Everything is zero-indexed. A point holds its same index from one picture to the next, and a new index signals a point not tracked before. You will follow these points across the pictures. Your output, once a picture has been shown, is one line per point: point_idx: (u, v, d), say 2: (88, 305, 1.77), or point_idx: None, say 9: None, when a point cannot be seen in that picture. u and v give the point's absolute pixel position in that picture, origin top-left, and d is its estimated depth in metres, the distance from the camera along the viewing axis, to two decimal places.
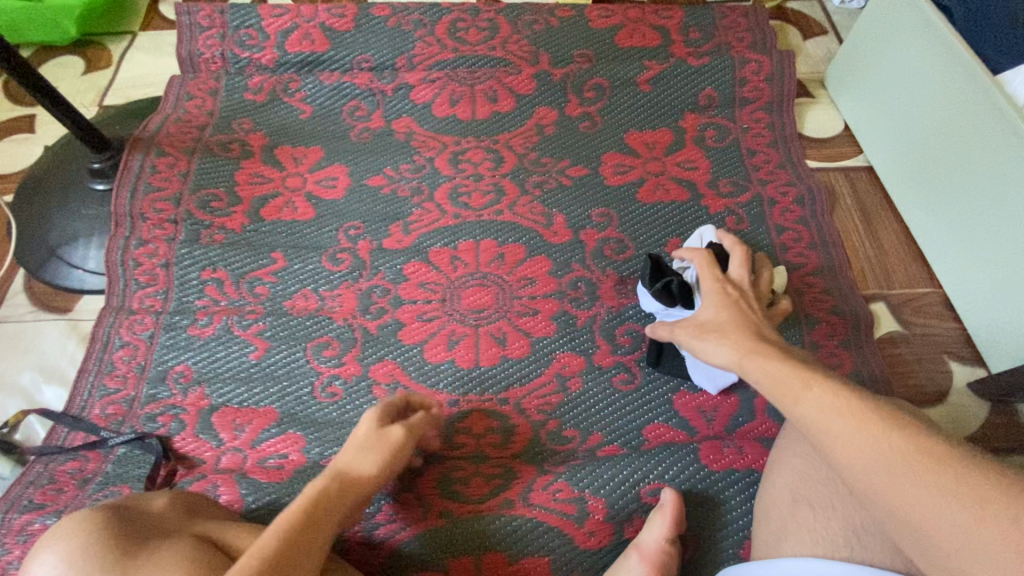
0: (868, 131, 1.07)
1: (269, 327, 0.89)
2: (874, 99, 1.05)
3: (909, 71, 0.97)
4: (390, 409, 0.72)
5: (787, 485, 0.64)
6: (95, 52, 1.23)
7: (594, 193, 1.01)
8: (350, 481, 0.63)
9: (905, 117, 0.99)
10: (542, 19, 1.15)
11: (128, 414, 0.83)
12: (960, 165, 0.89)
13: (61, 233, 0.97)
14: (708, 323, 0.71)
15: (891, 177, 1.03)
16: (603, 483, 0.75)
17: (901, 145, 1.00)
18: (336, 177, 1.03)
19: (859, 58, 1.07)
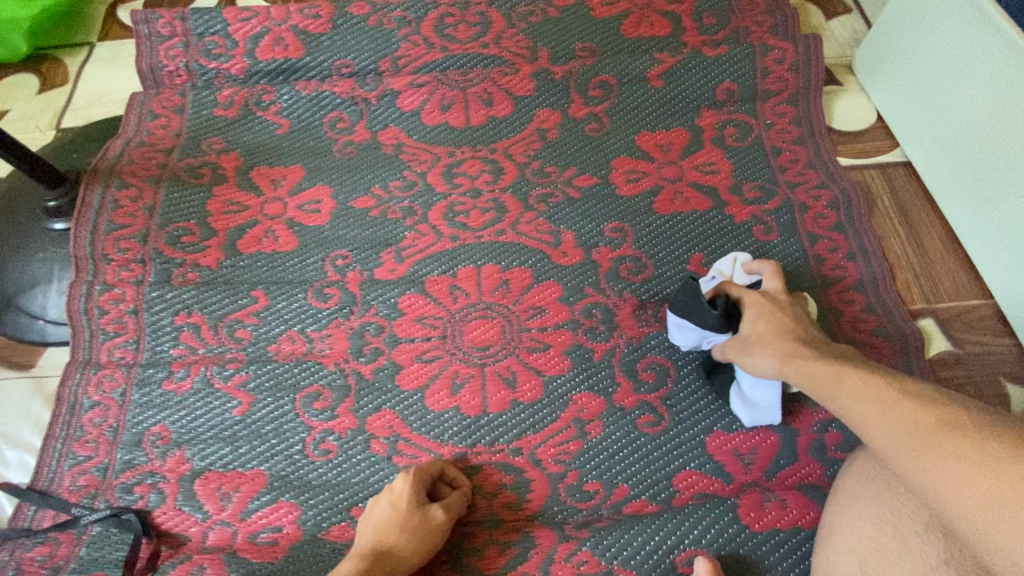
0: (902, 124, 0.96)
1: (253, 377, 0.81)
2: (909, 89, 0.94)
3: (949, 57, 0.87)
4: (427, 475, 0.72)
5: (852, 555, 0.57)
6: (50, 68, 1.11)
7: (606, 206, 0.91)
8: (394, 558, 0.65)
9: (944, 110, 0.89)
10: (539, 10, 1.04)
11: (101, 485, 0.75)
12: (1012, 163, 0.79)
13: (17, 280, 0.87)
14: (749, 336, 0.69)
15: (933, 177, 0.92)
16: (633, 551, 0.67)
17: (943, 140, 0.89)
18: (319, 200, 0.93)
19: (891, 44, 0.97)
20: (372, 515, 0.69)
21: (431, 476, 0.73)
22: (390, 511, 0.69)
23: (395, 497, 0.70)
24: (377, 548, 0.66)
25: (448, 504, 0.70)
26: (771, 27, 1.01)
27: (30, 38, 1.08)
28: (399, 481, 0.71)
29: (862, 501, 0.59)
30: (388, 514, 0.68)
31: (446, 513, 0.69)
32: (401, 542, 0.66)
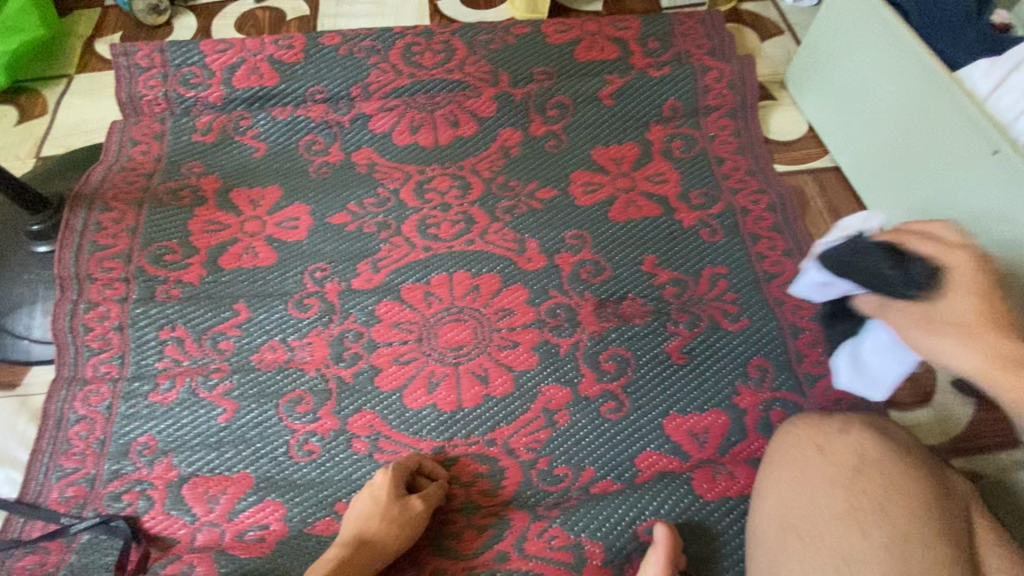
0: (833, 132, 1.06)
1: (237, 385, 0.85)
2: (837, 100, 1.03)
3: (869, 70, 0.95)
4: (405, 469, 0.77)
5: (772, 511, 0.64)
6: (29, 99, 1.15)
7: (566, 215, 0.99)
8: (373, 545, 0.70)
9: (868, 117, 0.98)
10: (499, 38, 1.12)
11: (90, 495, 0.77)
12: (932, 163, 0.88)
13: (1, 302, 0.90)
14: (945, 311, 0.54)
15: (861, 179, 1.01)
16: (599, 524, 0.73)
17: (869, 145, 0.98)
18: (297, 217, 0.98)
19: (819, 58, 1.05)
20: (355, 506, 0.74)
21: (409, 470, 0.77)
22: (369, 502, 0.73)
23: (375, 491, 0.74)
24: (358, 536, 0.70)
25: (425, 494, 0.74)
26: (709, 49, 1.12)
27: (9, 72, 1.11)
28: (378, 476, 0.75)
29: (782, 465, 0.66)
30: (368, 505, 0.73)
31: (423, 502, 0.73)
32: (380, 530, 0.71)
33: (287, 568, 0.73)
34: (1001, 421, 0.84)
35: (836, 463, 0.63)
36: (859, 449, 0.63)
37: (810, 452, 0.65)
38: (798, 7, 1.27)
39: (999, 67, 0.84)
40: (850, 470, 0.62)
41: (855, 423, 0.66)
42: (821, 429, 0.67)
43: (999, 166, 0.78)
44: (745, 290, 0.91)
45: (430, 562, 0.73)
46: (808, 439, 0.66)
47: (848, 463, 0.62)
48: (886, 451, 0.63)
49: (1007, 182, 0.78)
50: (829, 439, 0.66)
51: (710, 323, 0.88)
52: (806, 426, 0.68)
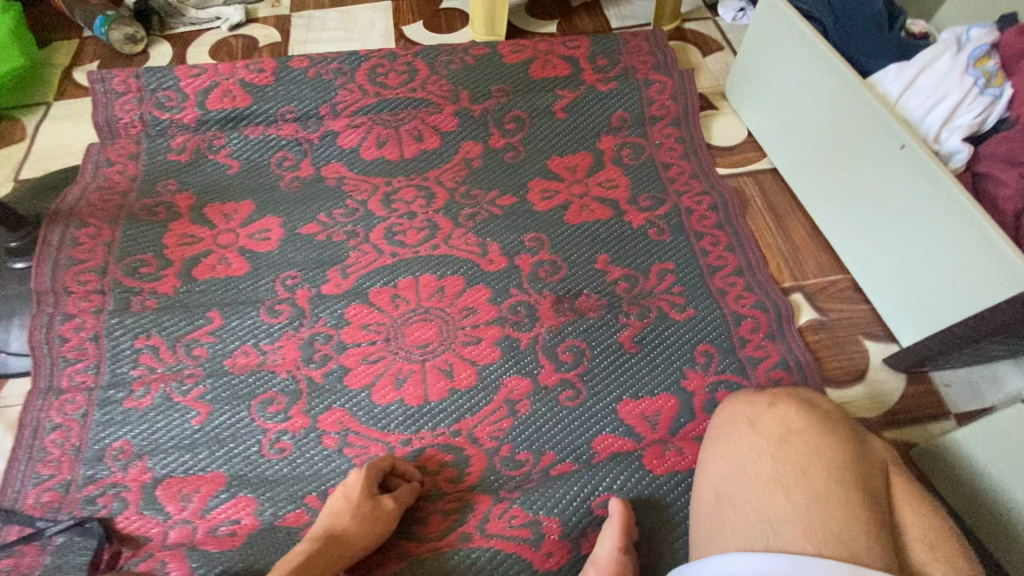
0: (770, 138, 1.14)
1: (210, 389, 0.88)
2: (770, 108, 1.12)
3: (794, 81, 1.05)
4: (379, 469, 0.78)
5: (710, 483, 0.68)
6: (7, 126, 1.19)
7: (524, 219, 1.05)
8: (343, 542, 0.71)
9: (796, 124, 1.06)
10: (458, 58, 1.20)
11: (65, 499, 0.80)
12: (852, 162, 0.96)
13: None
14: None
15: (796, 180, 1.09)
16: (556, 501, 0.77)
17: (799, 149, 1.07)
18: (269, 229, 1.03)
19: (753, 71, 1.14)
20: (328, 504, 0.75)
21: (383, 470, 0.79)
22: (343, 500, 0.74)
23: (348, 489, 0.75)
24: (329, 532, 0.72)
25: (399, 493, 0.76)
26: (654, 64, 1.21)
27: None
28: (353, 476, 0.77)
29: (718, 441, 0.71)
30: (341, 503, 0.74)
31: (394, 502, 0.75)
32: (351, 527, 0.72)
33: (256, 560, 0.75)
34: (929, 394, 0.90)
35: (764, 435, 0.68)
36: (785, 421, 0.68)
37: (743, 426, 0.70)
38: (736, 25, 1.37)
39: (907, 70, 0.94)
40: (776, 440, 0.67)
41: (783, 397, 0.72)
42: (752, 404, 0.72)
43: (907, 159, 0.86)
44: (691, 283, 0.98)
45: (395, 546, 0.76)
46: (741, 415, 0.71)
47: (774, 434, 0.67)
48: (809, 420, 0.68)
49: (913, 173, 0.85)
50: (760, 413, 0.71)
51: (659, 314, 0.94)
52: (740, 403, 0.73)
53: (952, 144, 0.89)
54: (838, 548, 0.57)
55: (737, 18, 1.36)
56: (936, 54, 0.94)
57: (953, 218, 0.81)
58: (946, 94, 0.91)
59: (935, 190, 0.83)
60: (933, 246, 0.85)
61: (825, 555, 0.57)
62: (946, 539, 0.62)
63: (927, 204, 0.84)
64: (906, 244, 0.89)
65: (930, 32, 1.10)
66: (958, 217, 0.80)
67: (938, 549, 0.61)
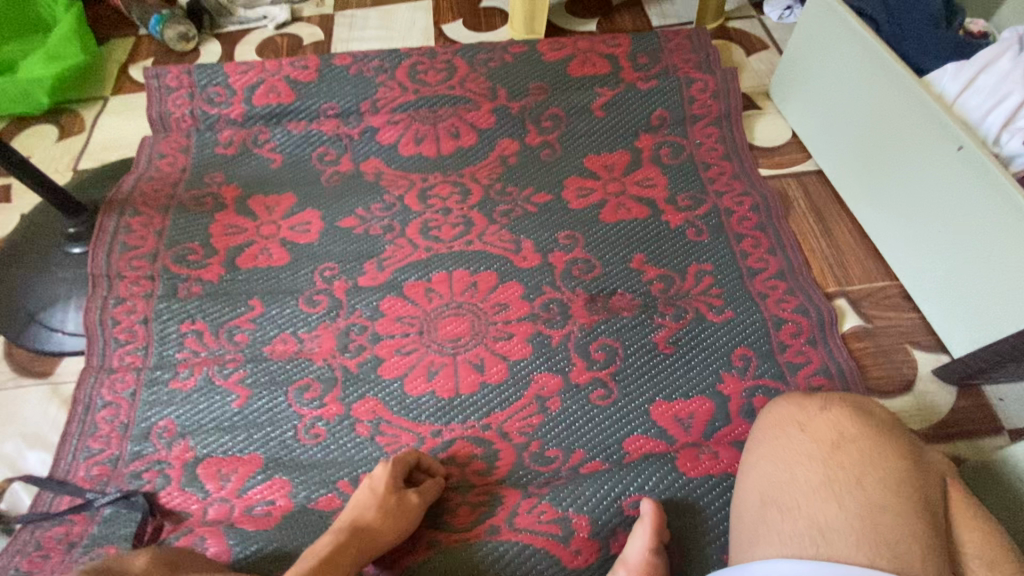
0: (815, 139, 1.10)
1: (250, 374, 0.91)
2: (817, 107, 1.09)
3: (843, 78, 1.01)
4: (405, 464, 0.79)
5: (754, 486, 0.67)
6: (68, 120, 1.25)
7: (560, 217, 1.05)
8: (369, 535, 0.71)
9: (844, 123, 1.03)
10: (497, 57, 1.21)
11: (113, 473, 0.83)
12: (903, 163, 0.92)
13: (39, 299, 0.98)
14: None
15: (841, 182, 1.06)
16: (586, 499, 0.76)
17: (846, 149, 1.04)
18: (309, 222, 1.06)
19: (800, 69, 1.11)
20: (353, 497, 0.76)
21: (409, 466, 0.79)
22: (369, 493, 0.75)
23: (373, 482, 0.76)
24: (354, 523, 0.72)
25: (423, 489, 0.77)
26: (696, 63, 1.19)
27: (51, 95, 1.22)
28: (378, 469, 0.78)
29: (765, 444, 0.69)
30: (367, 495, 0.75)
31: (420, 497, 0.76)
32: (377, 521, 0.73)
33: (290, 540, 0.77)
34: (982, 409, 0.86)
35: (816, 439, 0.66)
36: (838, 426, 0.66)
37: (792, 430, 0.68)
38: (782, 24, 1.34)
39: (966, 69, 0.90)
40: (828, 445, 0.65)
41: (836, 401, 0.69)
42: (803, 407, 0.70)
43: (963, 160, 0.82)
44: (730, 285, 0.96)
45: (423, 536, 0.77)
46: (790, 418, 0.69)
47: (827, 439, 0.65)
48: (864, 427, 0.65)
49: (969, 176, 0.82)
50: (810, 417, 0.69)
51: (696, 315, 0.93)
52: (789, 405, 0.71)
53: (1012, 147, 0.84)
54: (891, 561, 0.55)
55: (784, 17, 1.33)
56: (997, 54, 0.90)
57: (1011, 223, 0.77)
58: (1007, 94, 0.86)
59: (992, 194, 0.79)
60: (989, 252, 0.81)
61: (878, 566, 0.55)
62: (1007, 558, 0.59)
63: (984, 209, 0.81)
64: (959, 251, 0.85)
65: (991, 32, 1.05)
66: (1016, 222, 0.77)
67: (998, 567, 0.58)
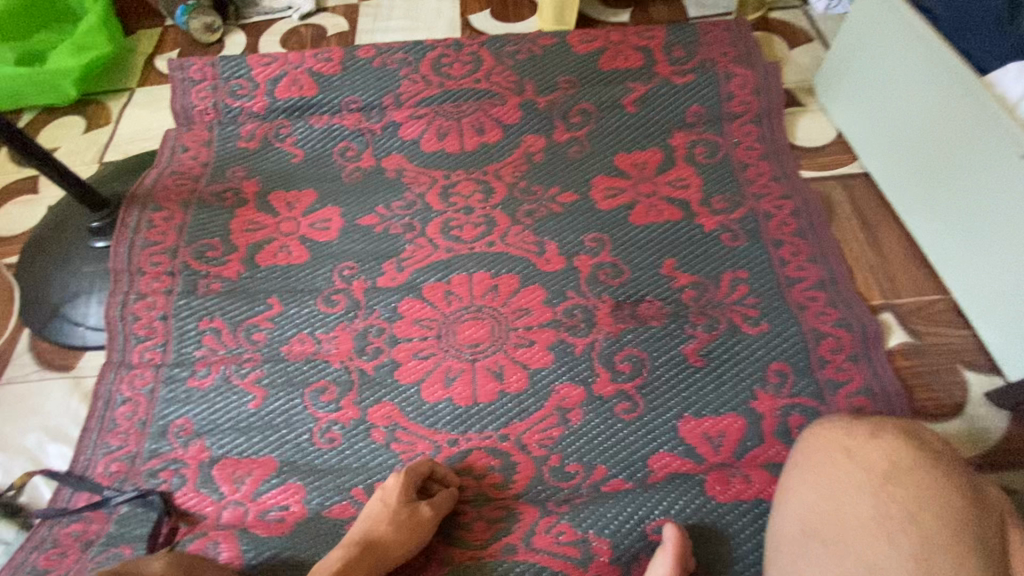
0: (864, 140, 1.03)
1: (267, 374, 0.89)
2: (867, 107, 1.01)
3: (896, 76, 0.94)
4: (418, 474, 0.76)
5: (796, 515, 0.64)
6: (96, 111, 1.26)
7: (586, 218, 1.00)
8: (380, 550, 0.70)
9: (894, 124, 0.96)
10: (525, 49, 1.16)
11: (130, 471, 0.83)
12: (959, 169, 0.85)
13: (63, 292, 0.98)
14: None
15: (892, 188, 0.99)
16: (608, 522, 0.73)
17: (895, 152, 0.97)
18: (328, 219, 1.04)
19: (849, 65, 1.04)
20: (365, 508, 0.74)
21: (422, 477, 0.77)
22: (381, 505, 0.73)
23: (385, 494, 0.74)
24: (366, 537, 0.70)
25: (435, 501, 0.74)
26: (736, 56, 1.12)
27: (78, 85, 1.22)
28: (390, 479, 0.75)
29: (808, 468, 0.65)
30: (378, 507, 0.73)
31: (432, 509, 0.74)
32: (388, 535, 0.71)
33: (302, 548, 0.75)
34: None
35: (866, 469, 0.61)
36: (891, 455, 0.61)
37: (839, 456, 0.64)
38: (829, 15, 1.26)
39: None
40: (879, 476, 0.60)
41: (889, 425, 0.64)
42: (851, 431, 0.65)
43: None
44: (767, 295, 0.90)
45: (437, 551, 0.75)
46: (838, 442, 0.65)
47: (878, 470, 0.61)
48: (919, 457, 0.61)
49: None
50: (860, 442, 0.64)
51: (729, 327, 0.88)
52: (836, 428, 0.66)
53: None
54: None
55: (831, 7, 1.25)
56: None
57: None
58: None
59: None
60: None
61: None
62: None
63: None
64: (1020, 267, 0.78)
65: None
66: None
67: None
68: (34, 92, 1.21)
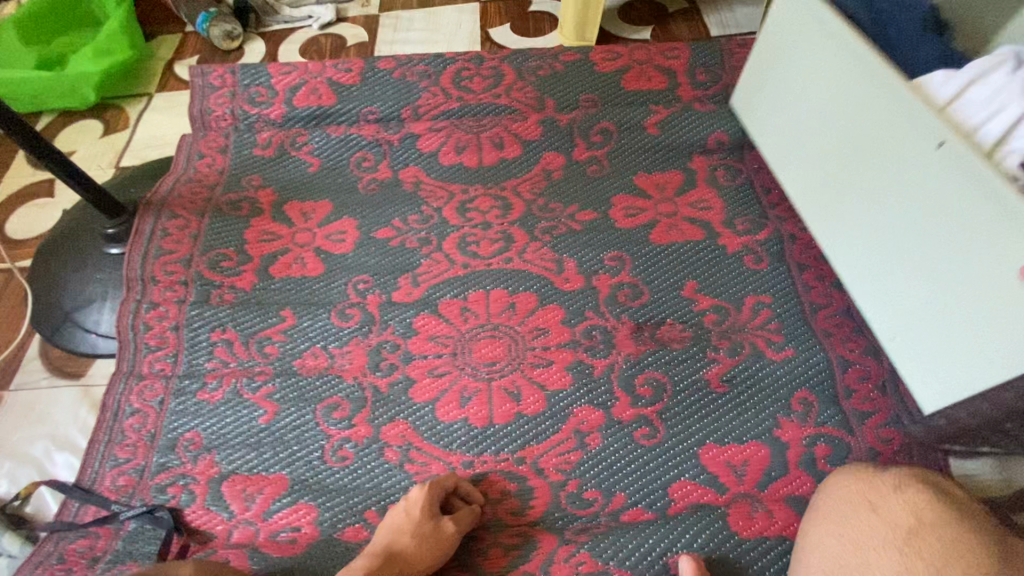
0: (780, 152, 0.96)
1: (279, 389, 0.88)
2: (785, 108, 0.94)
3: (814, 75, 0.87)
4: (442, 489, 0.76)
5: (820, 567, 0.62)
6: (115, 115, 1.25)
7: (606, 236, 0.99)
8: (403, 562, 0.70)
9: (813, 129, 0.89)
10: (547, 65, 1.16)
11: (139, 485, 0.81)
12: (881, 176, 0.78)
13: (77, 297, 0.97)
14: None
15: (812, 197, 0.90)
16: (629, 553, 0.73)
17: (813, 160, 0.90)
18: (344, 231, 1.03)
19: (767, 66, 0.98)
20: (387, 518, 0.74)
21: (446, 493, 0.77)
22: (404, 516, 0.73)
23: (409, 505, 0.74)
24: (388, 548, 0.71)
25: (459, 517, 0.74)
26: None
27: (98, 90, 1.22)
28: (414, 491, 0.75)
29: (831, 518, 0.65)
30: (402, 519, 0.73)
31: (456, 526, 0.73)
32: (410, 547, 0.71)
33: (315, 571, 0.74)
34: None
35: (890, 524, 0.61)
36: (914, 509, 0.61)
37: (862, 508, 0.64)
38: None
39: (956, 77, 0.76)
40: (904, 531, 0.60)
41: (910, 480, 0.64)
42: (873, 484, 0.65)
43: (949, 161, 0.68)
44: (791, 320, 0.89)
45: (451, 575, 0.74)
46: (859, 494, 0.65)
47: (903, 525, 0.61)
48: (944, 515, 0.61)
49: (957, 181, 0.67)
50: (882, 496, 0.64)
51: (753, 351, 0.87)
52: (857, 479, 0.66)
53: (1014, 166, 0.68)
54: None
55: None
56: (991, 65, 0.75)
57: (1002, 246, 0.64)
58: (1004, 106, 0.71)
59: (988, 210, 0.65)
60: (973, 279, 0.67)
61: None
62: None
63: (976, 221, 0.66)
64: (948, 275, 0.70)
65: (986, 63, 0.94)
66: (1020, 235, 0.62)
67: None
68: (54, 96, 1.20)
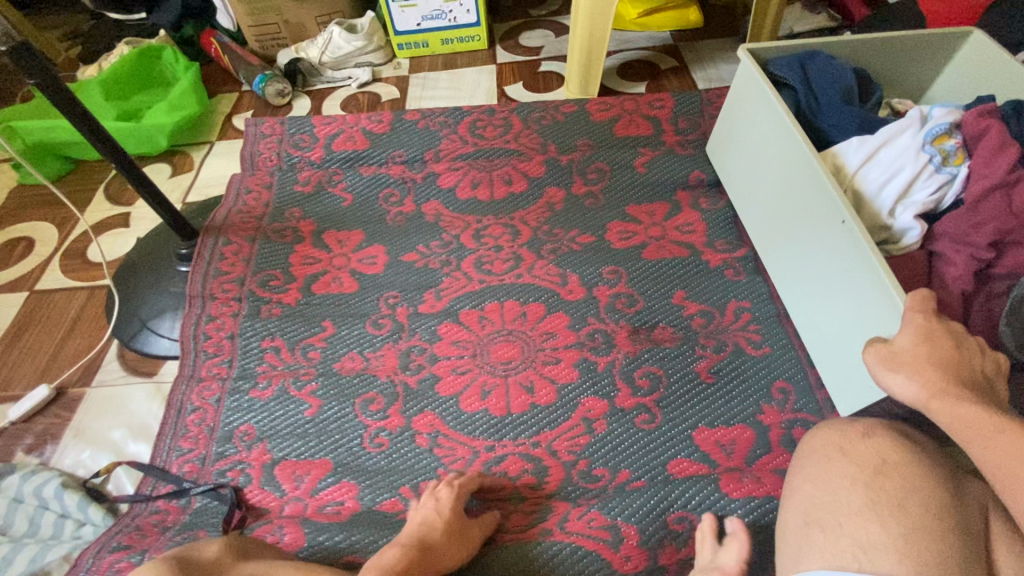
0: (742, 197, 1.14)
1: (321, 386, 1.00)
2: (744, 163, 1.11)
3: (763, 141, 1.04)
4: (466, 490, 0.85)
5: (798, 508, 0.72)
6: (181, 159, 1.45)
7: (602, 255, 1.15)
8: (436, 552, 0.77)
9: (762, 185, 1.06)
10: (549, 115, 1.36)
11: (201, 470, 0.93)
12: (806, 231, 0.94)
13: (151, 308, 1.12)
14: (902, 352, 0.69)
15: (763, 238, 1.08)
16: (633, 510, 0.84)
17: (762, 209, 1.07)
18: (375, 255, 1.18)
19: (732, 124, 1.15)
20: (418, 515, 0.81)
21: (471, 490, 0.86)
22: (434, 513, 0.81)
23: (439, 505, 0.82)
24: (421, 540, 0.78)
25: (481, 521, 0.83)
26: None
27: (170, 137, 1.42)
28: (443, 492, 0.83)
29: (809, 466, 0.74)
30: (432, 514, 0.80)
31: (478, 526, 0.82)
32: (441, 539, 0.78)
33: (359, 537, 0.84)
34: None
35: (858, 464, 0.70)
36: (880, 452, 0.70)
37: (835, 455, 0.73)
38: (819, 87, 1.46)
39: (868, 142, 0.95)
40: (870, 469, 0.69)
41: (879, 430, 0.73)
42: (846, 435, 0.74)
43: (847, 234, 0.84)
44: (767, 322, 1.03)
45: None
46: (833, 444, 0.74)
47: (868, 464, 0.69)
48: (905, 456, 0.69)
49: (849, 248, 0.84)
50: (853, 443, 0.73)
51: (735, 348, 1.01)
52: (832, 433, 0.76)
53: (905, 221, 0.91)
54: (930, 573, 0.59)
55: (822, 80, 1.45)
56: (899, 129, 0.95)
57: (878, 300, 0.79)
58: (900, 173, 0.92)
59: (868, 272, 0.80)
60: (862, 321, 0.83)
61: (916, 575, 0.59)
62: None
63: (863, 282, 0.82)
64: (848, 317, 0.86)
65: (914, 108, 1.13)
66: (884, 297, 0.78)
67: None
68: (133, 142, 1.40)
